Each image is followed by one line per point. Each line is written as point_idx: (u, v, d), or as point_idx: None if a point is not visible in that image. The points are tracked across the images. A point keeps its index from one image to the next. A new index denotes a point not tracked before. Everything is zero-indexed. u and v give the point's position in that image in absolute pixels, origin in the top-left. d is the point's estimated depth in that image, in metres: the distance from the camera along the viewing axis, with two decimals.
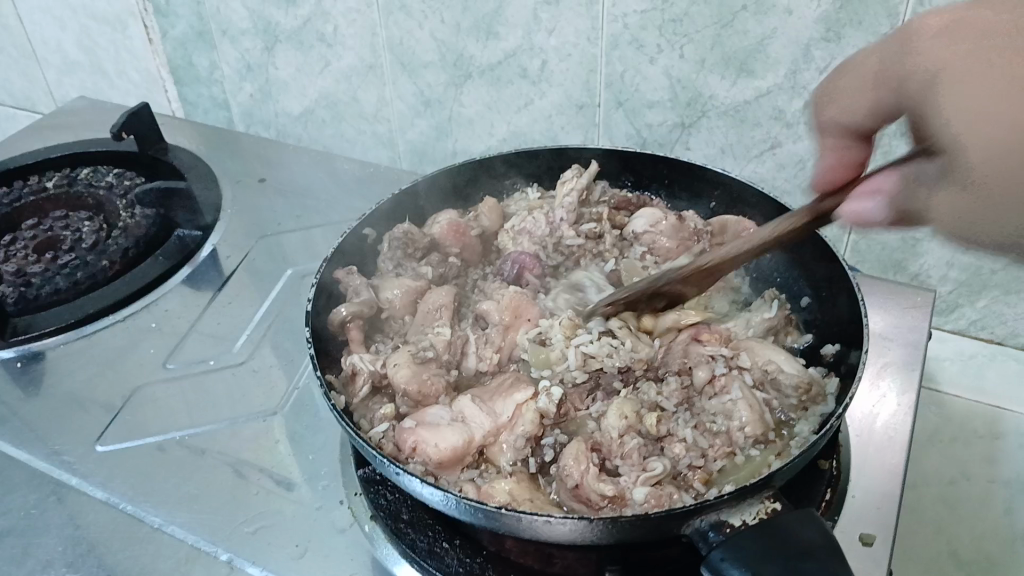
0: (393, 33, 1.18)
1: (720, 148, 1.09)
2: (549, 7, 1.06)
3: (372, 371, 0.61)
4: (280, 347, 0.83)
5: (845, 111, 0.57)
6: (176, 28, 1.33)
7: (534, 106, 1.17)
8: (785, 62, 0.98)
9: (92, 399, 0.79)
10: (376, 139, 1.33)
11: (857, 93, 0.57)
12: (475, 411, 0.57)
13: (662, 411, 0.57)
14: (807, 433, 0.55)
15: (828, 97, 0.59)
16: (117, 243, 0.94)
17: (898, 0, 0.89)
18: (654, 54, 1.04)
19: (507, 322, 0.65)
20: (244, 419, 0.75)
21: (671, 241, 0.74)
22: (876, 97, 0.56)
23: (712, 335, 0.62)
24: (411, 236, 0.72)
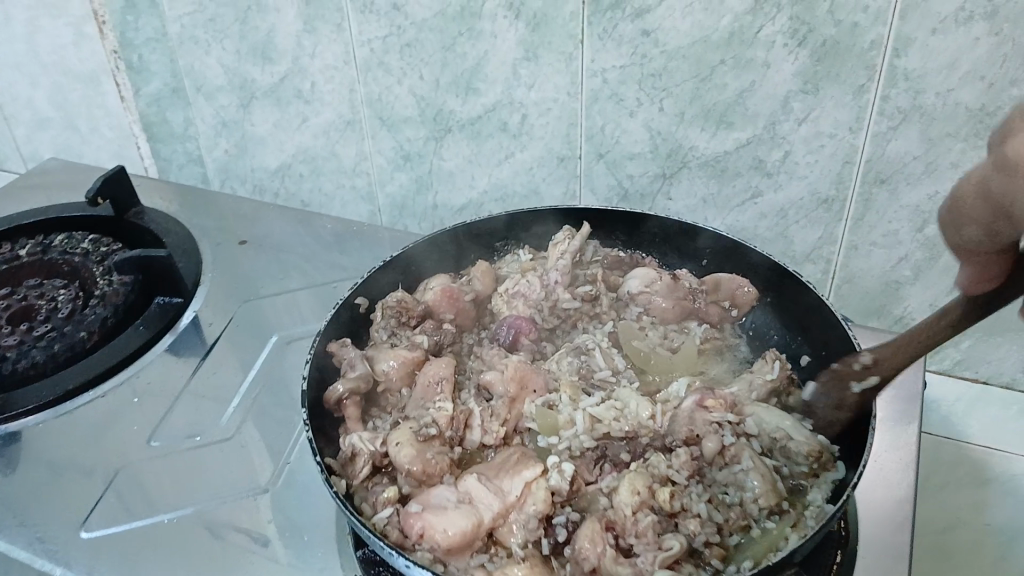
0: (372, 89, 1.18)
1: (702, 198, 1.09)
2: (528, 63, 1.07)
3: (371, 452, 0.60)
4: (269, 420, 0.80)
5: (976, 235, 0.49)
6: (149, 84, 1.32)
7: (515, 159, 1.17)
8: (763, 115, 0.99)
9: (73, 479, 0.76)
10: (356, 193, 1.32)
11: (978, 214, 0.48)
12: (481, 490, 0.56)
13: (674, 485, 0.56)
14: (822, 502, 0.54)
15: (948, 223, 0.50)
16: (95, 312, 0.92)
17: (873, 54, 0.90)
18: (633, 109, 1.05)
19: (513, 394, 0.63)
20: (234, 497, 0.72)
21: (668, 300, 0.73)
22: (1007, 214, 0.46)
23: (717, 401, 0.60)
24: (404, 304, 0.71)
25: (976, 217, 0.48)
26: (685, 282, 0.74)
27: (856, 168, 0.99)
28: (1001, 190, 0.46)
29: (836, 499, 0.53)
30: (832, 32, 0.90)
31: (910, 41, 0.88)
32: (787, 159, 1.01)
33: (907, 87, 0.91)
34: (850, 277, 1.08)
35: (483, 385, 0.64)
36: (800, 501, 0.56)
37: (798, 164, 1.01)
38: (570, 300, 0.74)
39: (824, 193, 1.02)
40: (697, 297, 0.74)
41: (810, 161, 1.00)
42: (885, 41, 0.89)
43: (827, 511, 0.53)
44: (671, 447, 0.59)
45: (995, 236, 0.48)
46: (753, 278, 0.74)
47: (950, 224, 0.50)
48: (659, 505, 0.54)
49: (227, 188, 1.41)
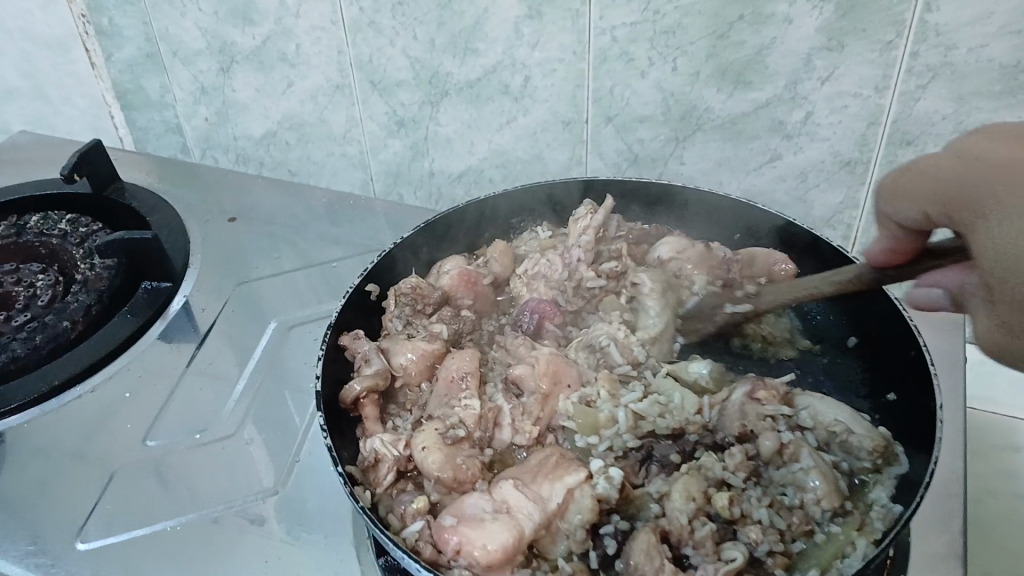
0: (361, 51, 1.09)
1: (717, 162, 1.02)
2: (532, 21, 0.99)
3: (396, 457, 0.55)
4: (276, 412, 0.76)
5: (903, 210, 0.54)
6: (122, 50, 1.24)
7: (517, 123, 1.09)
8: (785, 73, 0.92)
9: (66, 485, 0.70)
10: (347, 162, 1.24)
11: (916, 197, 0.53)
12: (519, 498, 0.51)
13: (730, 488, 0.54)
14: (887, 501, 0.53)
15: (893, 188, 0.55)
16: (78, 299, 0.86)
17: (903, 8, 0.83)
18: (644, 68, 0.98)
19: (546, 390, 0.60)
20: (241, 502, 0.67)
21: (699, 267, 0.71)
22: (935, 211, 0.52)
23: (768, 392, 0.59)
24: (419, 289, 0.66)
25: (910, 201, 0.54)
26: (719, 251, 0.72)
27: (882, 129, 0.93)
28: (942, 186, 0.51)
29: (905, 498, 0.51)
30: None
31: None
32: (808, 120, 0.95)
33: (938, 43, 0.85)
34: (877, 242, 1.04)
35: (511, 380, 0.60)
36: (860, 499, 0.54)
37: (819, 126, 0.95)
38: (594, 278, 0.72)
39: (846, 154, 0.97)
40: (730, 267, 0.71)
41: (832, 123, 0.94)
42: None
43: (895, 511, 0.51)
44: (723, 445, 0.58)
45: (918, 223, 0.54)
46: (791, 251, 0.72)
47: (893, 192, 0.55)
48: (717, 511, 0.52)
49: (210, 159, 1.33)
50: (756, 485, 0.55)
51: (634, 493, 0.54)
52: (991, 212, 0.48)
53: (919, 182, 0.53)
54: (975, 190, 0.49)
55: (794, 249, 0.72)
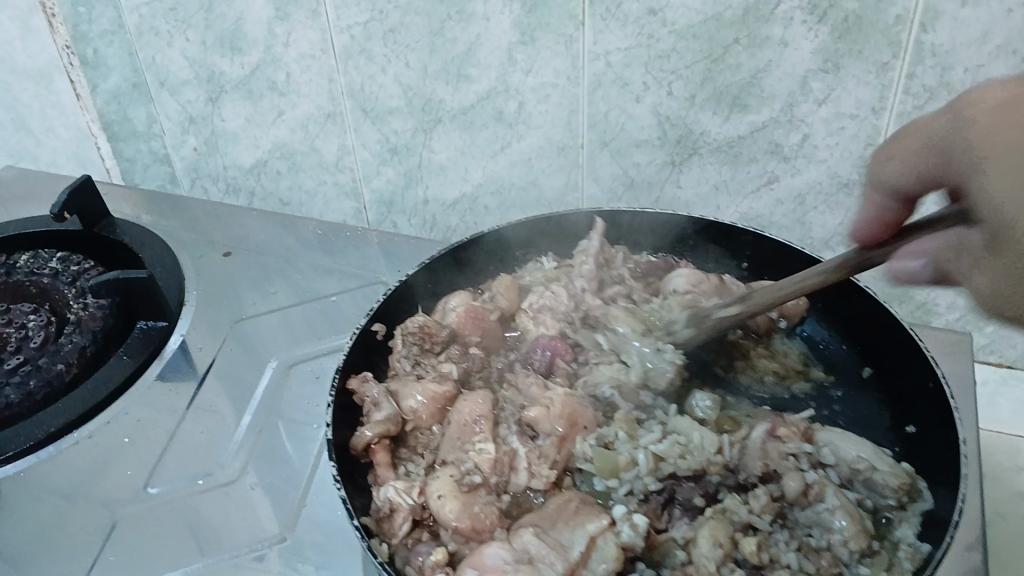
0: (353, 79, 1.04)
1: (714, 184, 0.99)
2: (526, 47, 0.95)
3: (411, 506, 0.55)
4: (281, 451, 0.75)
5: (891, 174, 0.55)
6: (107, 80, 1.19)
7: (511, 150, 1.05)
8: (781, 96, 0.90)
9: (66, 536, 0.69)
10: (338, 190, 1.18)
11: (904, 159, 0.54)
12: (540, 547, 0.51)
13: (757, 532, 0.55)
14: (914, 540, 0.54)
15: (880, 161, 0.57)
16: (72, 341, 0.84)
17: (899, 28, 0.82)
18: (639, 93, 0.94)
19: (562, 432, 0.60)
20: (248, 552, 0.66)
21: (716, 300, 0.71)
22: (926, 165, 0.53)
23: (790, 430, 0.60)
24: (427, 328, 0.67)
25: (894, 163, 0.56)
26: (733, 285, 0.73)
27: (879, 150, 0.91)
28: (928, 144, 0.53)
29: (933, 537, 0.52)
30: (856, 6, 0.82)
31: (938, 14, 0.80)
32: (805, 142, 0.93)
33: (934, 63, 0.83)
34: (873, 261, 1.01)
35: (525, 422, 0.61)
36: (885, 536, 0.56)
37: (817, 148, 0.94)
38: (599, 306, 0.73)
39: (844, 175, 0.95)
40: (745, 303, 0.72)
41: (830, 144, 0.93)
42: (912, 15, 0.81)
43: (924, 551, 0.52)
44: (746, 485, 0.59)
45: (908, 184, 0.54)
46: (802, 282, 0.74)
47: (881, 163, 0.57)
48: (745, 556, 0.53)
49: (199, 189, 1.27)
50: (781, 527, 0.56)
51: (659, 539, 0.55)
52: (968, 163, 0.49)
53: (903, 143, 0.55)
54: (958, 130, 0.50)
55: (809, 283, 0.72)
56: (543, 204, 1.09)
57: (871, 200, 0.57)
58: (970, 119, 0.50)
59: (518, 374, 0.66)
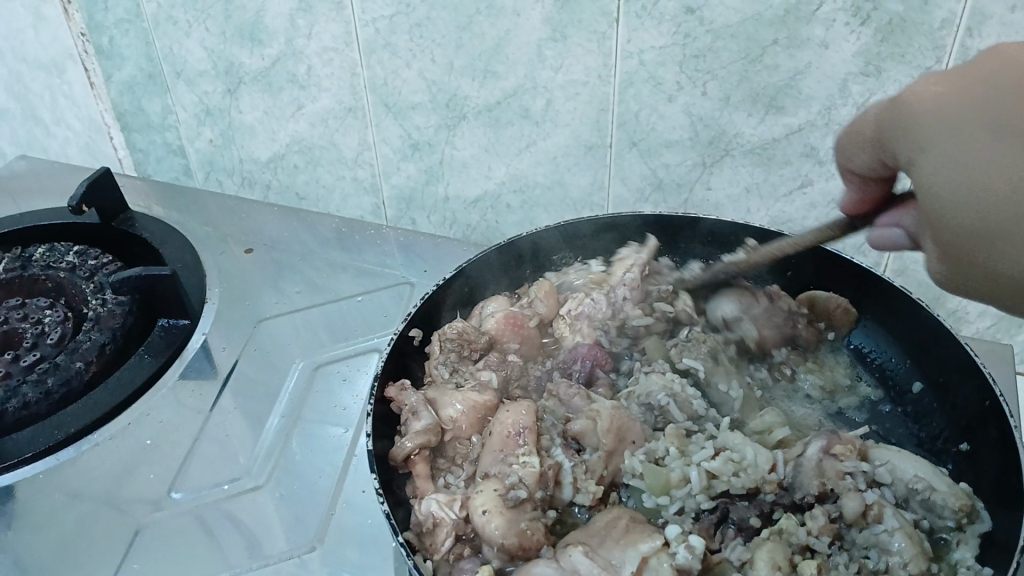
0: (376, 73, 1.02)
1: (745, 188, 0.96)
2: (556, 44, 0.92)
3: (453, 520, 0.54)
4: (310, 454, 0.73)
5: (852, 162, 0.61)
6: (122, 70, 1.16)
7: (537, 148, 1.02)
8: (819, 98, 0.86)
9: (88, 542, 0.67)
10: (357, 186, 1.16)
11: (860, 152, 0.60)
12: (590, 567, 0.49)
13: (815, 555, 0.54)
14: (974, 563, 0.52)
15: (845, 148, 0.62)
16: (91, 339, 0.82)
17: (947, 32, 0.77)
18: (673, 92, 0.91)
19: (610, 447, 0.59)
20: (277, 561, 0.64)
21: (765, 327, 0.70)
22: (871, 156, 0.59)
23: (846, 446, 0.58)
24: (467, 335, 0.67)
25: (864, 150, 0.59)
26: (783, 306, 0.71)
27: None
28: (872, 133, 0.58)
29: (997, 561, 0.50)
30: (900, 8, 0.78)
31: (985, 18, 0.76)
32: None
33: None
34: (902, 268, 0.97)
35: (570, 435, 0.61)
36: (944, 559, 0.54)
37: None
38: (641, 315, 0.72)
39: None
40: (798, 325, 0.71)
41: None
42: (958, 19, 0.77)
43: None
44: (802, 504, 0.57)
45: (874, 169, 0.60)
46: (849, 292, 0.73)
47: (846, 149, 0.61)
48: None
49: (213, 182, 1.24)
50: (839, 549, 0.55)
51: (713, 561, 0.54)
52: (911, 150, 0.53)
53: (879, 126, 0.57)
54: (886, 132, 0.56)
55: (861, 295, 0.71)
56: (569, 204, 1.06)
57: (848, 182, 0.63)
58: (904, 107, 0.54)
59: (558, 383, 0.65)
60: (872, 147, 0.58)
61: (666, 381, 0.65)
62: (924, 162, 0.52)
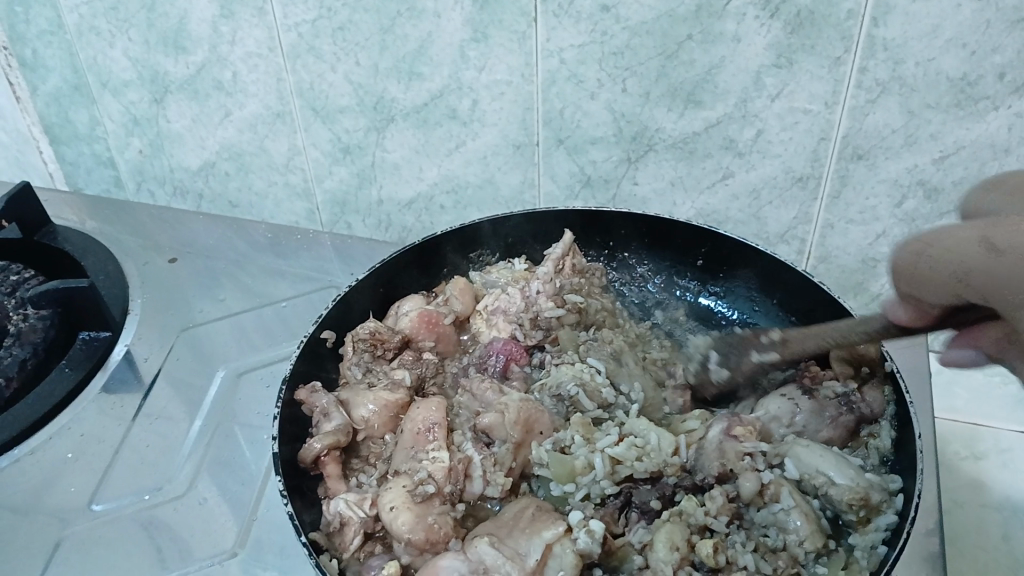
0: (302, 77, 1.00)
1: (670, 181, 0.97)
2: (478, 44, 0.91)
3: (361, 518, 0.55)
4: (235, 458, 0.73)
5: (927, 297, 0.50)
6: (47, 82, 1.12)
7: (466, 148, 1.02)
8: (735, 92, 0.87)
9: (8, 556, 0.67)
10: (289, 191, 1.14)
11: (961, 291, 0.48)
12: (496, 557, 0.52)
13: (714, 535, 0.56)
14: (872, 543, 0.54)
15: (914, 274, 0.50)
16: (11, 354, 0.80)
17: (852, 23, 0.79)
18: (594, 90, 0.91)
19: (518, 438, 0.61)
20: (197, 569, 0.64)
21: (827, 429, 0.63)
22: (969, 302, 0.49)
23: (746, 428, 0.61)
24: (378, 334, 0.68)
25: (944, 283, 0.49)
26: (827, 397, 0.64)
27: (832, 144, 0.89)
28: (990, 283, 0.47)
29: (890, 541, 0.53)
30: (808, 1, 0.79)
31: (890, 9, 0.77)
32: (760, 138, 0.90)
33: (887, 58, 0.81)
34: (825, 256, 1.00)
35: (480, 429, 0.62)
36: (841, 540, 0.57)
37: (771, 143, 0.90)
38: (553, 308, 0.75)
39: (798, 170, 0.92)
40: (854, 405, 0.63)
41: (784, 139, 0.90)
42: (863, 10, 0.78)
43: (880, 553, 0.53)
44: (703, 484, 0.60)
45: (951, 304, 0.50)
46: (756, 280, 0.75)
47: (925, 285, 0.50)
48: (701, 559, 0.55)
49: (145, 193, 1.22)
50: (739, 528, 0.58)
51: (615, 545, 0.56)
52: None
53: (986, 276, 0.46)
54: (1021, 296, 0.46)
55: (766, 274, 0.74)
56: (500, 202, 1.06)
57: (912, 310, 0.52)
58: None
59: (472, 379, 0.66)
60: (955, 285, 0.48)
61: (574, 372, 0.68)
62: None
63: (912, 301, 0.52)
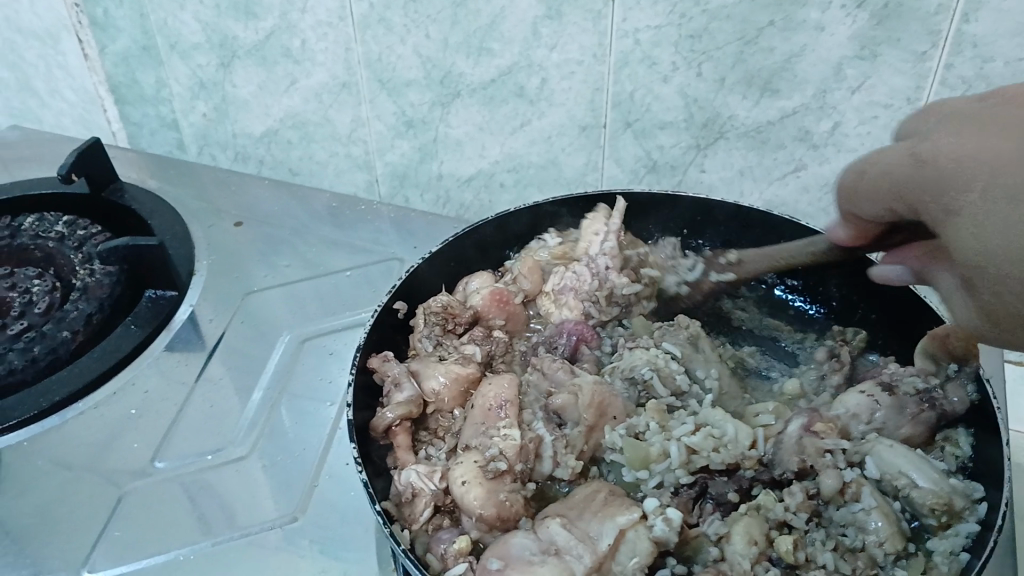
0: (371, 48, 0.99)
1: (739, 170, 0.95)
2: (551, 22, 0.90)
3: (432, 491, 0.56)
4: (298, 422, 0.74)
5: (857, 203, 0.55)
6: (117, 42, 1.13)
7: (531, 127, 1.00)
8: (814, 82, 0.85)
9: (73, 507, 0.68)
10: (350, 162, 1.13)
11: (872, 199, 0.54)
12: (568, 539, 0.52)
13: (792, 531, 0.55)
14: (955, 550, 0.53)
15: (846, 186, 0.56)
16: (77, 308, 0.82)
17: (944, 16, 0.76)
18: (668, 73, 0.89)
19: (590, 422, 0.61)
20: (259, 530, 0.65)
21: (907, 426, 0.62)
22: (889, 208, 0.53)
23: (825, 424, 0.60)
24: (450, 308, 0.68)
25: (876, 198, 0.53)
26: (907, 393, 0.63)
27: None
28: (887, 181, 0.52)
29: (973, 548, 0.51)
30: None
31: (982, 4, 0.75)
32: (836, 131, 0.88)
33: (974, 56, 0.78)
34: None
35: (552, 409, 0.62)
36: (920, 543, 0.56)
37: (847, 137, 0.88)
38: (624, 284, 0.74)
39: None
40: (937, 401, 0.61)
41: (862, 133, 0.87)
42: (954, 4, 0.75)
43: (963, 560, 0.51)
44: (782, 479, 0.59)
45: (882, 217, 0.54)
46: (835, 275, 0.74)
47: (847, 194, 0.55)
48: (779, 555, 0.54)
49: (207, 156, 1.22)
50: (817, 526, 0.57)
51: (691, 534, 0.55)
52: (940, 210, 0.48)
53: (899, 184, 0.51)
54: (912, 184, 0.50)
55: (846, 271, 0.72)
56: (562, 184, 1.04)
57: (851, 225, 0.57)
58: (931, 159, 0.49)
59: (543, 358, 0.67)
60: (878, 196, 0.53)
61: (655, 358, 0.66)
62: (947, 221, 0.48)
63: (849, 214, 0.56)
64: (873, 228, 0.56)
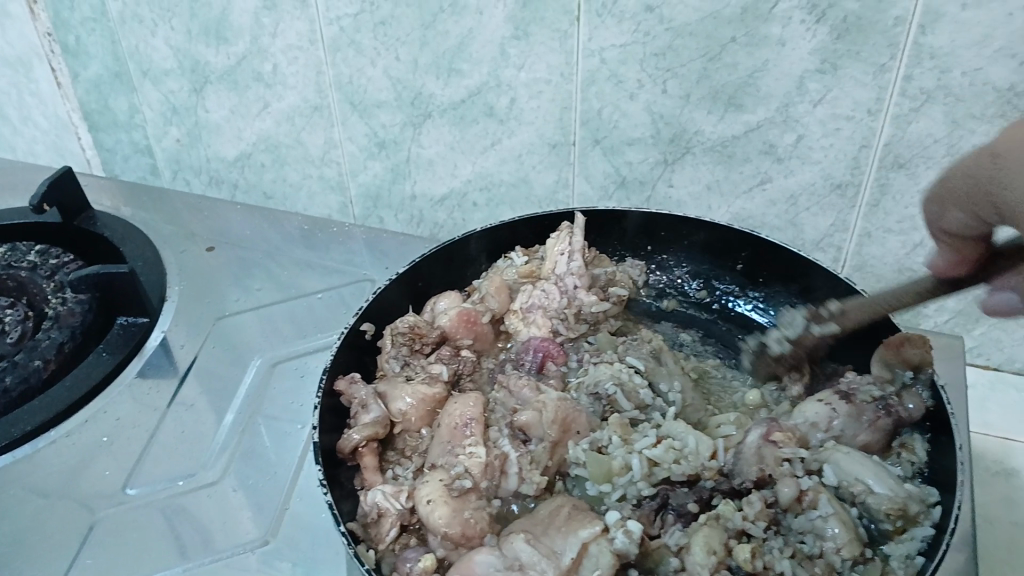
0: (342, 71, 1.00)
1: (706, 185, 0.96)
2: (518, 42, 0.91)
3: (398, 510, 0.57)
4: (268, 445, 0.74)
5: (944, 218, 0.58)
6: (88, 68, 1.14)
7: (502, 146, 1.01)
8: (777, 96, 0.86)
9: (43, 537, 0.68)
10: (323, 184, 1.14)
11: (958, 207, 0.57)
12: (532, 554, 0.52)
13: (752, 539, 0.56)
14: (910, 554, 0.54)
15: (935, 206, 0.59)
16: (49, 337, 0.82)
17: (900, 30, 0.78)
18: (634, 91, 0.91)
19: (555, 437, 0.62)
20: (230, 554, 0.65)
21: (864, 434, 0.63)
22: (974, 212, 0.56)
23: (785, 434, 0.61)
24: (417, 328, 0.69)
25: (959, 205, 0.56)
26: (865, 401, 0.64)
27: (873, 152, 0.88)
28: (968, 184, 0.55)
29: (928, 552, 0.53)
30: (855, 7, 0.78)
31: (939, 16, 0.77)
32: (800, 143, 0.89)
33: (933, 66, 0.80)
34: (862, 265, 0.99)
35: (517, 426, 0.63)
36: (877, 547, 0.57)
37: (811, 149, 0.89)
38: (592, 302, 0.75)
39: (837, 177, 0.91)
40: (893, 408, 0.62)
41: (825, 145, 0.89)
42: (910, 17, 0.77)
43: (919, 564, 0.53)
44: (742, 488, 0.60)
45: (973, 225, 0.56)
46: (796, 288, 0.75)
47: (936, 210, 0.59)
48: (739, 564, 0.54)
49: (181, 181, 1.22)
50: (776, 534, 0.58)
51: (651, 546, 0.56)
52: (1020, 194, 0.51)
53: (982, 185, 0.54)
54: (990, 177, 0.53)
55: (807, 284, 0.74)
56: (533, 202, 1.05)
57: (946, 246, 0.58)
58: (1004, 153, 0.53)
59: (509, 375, 0.67)
60: (965, 202, 0.56)
61: (620, 373, 0.68)
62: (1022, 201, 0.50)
63: (938, 233, 0.59)
64: (969, 244, 0.57)
